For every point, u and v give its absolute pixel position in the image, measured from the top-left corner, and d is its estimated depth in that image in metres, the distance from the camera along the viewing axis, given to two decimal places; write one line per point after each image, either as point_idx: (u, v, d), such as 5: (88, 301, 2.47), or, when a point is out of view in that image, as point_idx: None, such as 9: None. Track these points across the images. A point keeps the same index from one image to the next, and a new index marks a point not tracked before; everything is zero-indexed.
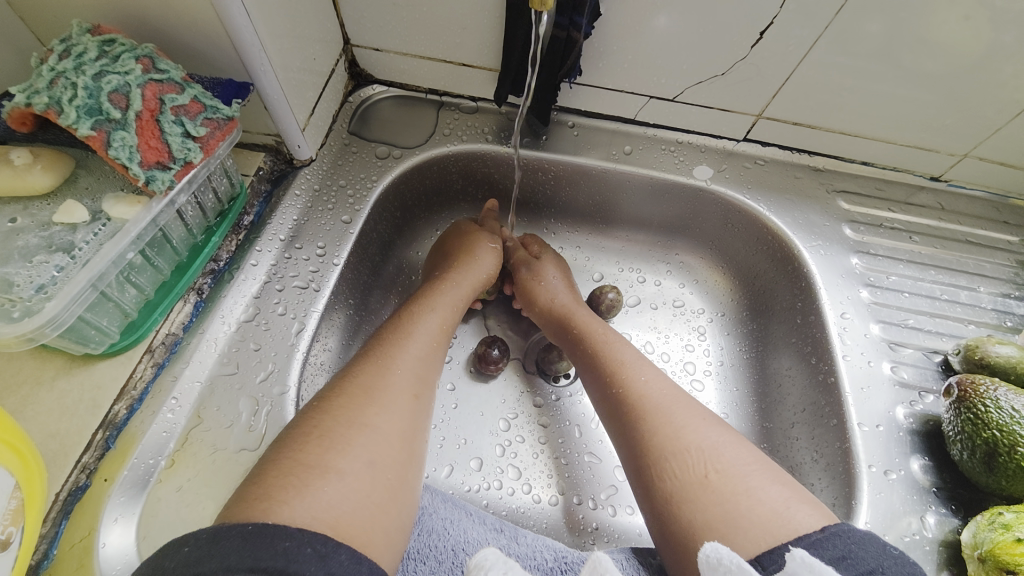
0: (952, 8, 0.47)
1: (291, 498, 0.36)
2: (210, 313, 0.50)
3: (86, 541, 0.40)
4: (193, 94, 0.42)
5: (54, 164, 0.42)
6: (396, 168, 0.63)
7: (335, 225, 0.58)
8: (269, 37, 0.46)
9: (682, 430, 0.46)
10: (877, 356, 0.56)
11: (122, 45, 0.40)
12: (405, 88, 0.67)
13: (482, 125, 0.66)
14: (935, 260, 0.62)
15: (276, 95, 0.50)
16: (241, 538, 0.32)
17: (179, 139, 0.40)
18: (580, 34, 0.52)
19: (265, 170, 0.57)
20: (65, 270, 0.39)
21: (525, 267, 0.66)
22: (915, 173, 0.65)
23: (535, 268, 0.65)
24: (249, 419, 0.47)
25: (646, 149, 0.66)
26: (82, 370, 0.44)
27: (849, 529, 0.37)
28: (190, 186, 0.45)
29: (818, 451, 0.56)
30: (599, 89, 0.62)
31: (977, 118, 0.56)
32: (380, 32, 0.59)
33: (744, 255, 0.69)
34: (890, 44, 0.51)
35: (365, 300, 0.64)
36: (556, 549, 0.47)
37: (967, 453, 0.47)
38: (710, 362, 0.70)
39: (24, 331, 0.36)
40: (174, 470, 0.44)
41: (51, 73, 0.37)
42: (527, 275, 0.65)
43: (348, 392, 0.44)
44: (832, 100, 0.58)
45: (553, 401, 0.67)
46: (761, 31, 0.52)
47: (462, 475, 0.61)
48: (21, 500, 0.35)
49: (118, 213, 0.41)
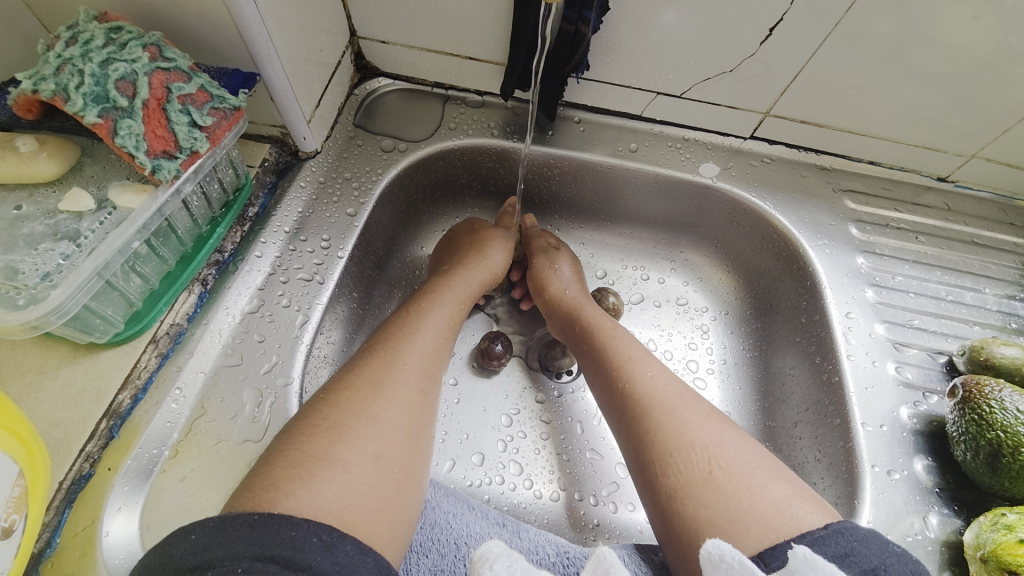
0: (962, 7, 0.46)
1: (296, 489, 0.36)
2: (215, 304, 0.50)
3: (89, 530, 0.40)
4: (201, 83, 0.41)
5: (60, 151, 0.42)
6: (401, 161, 0.63)
7: (340, 217, 0.58)
8: (276, 27, 0.46)
9: (686, 427, 0.46)
10: (882, 356, 0.56)
11: (128, 33, 0.40)
12: (411, 81, 0.66)
13: (488, 120, 0.66)
14: (940, 261, 0.62)
15: (282, 86, 0.50)
16: (247, 526, 0.32)
17: (186, 128, 0.40)
18: (589, 28, 0.52)
19: (270, 162, 0.57)
20: (71, 258, 0.39)
21: (542, 254, 0.66)
22: (922, 173, 0.65)
23: (552, 256, 0.66)
24: (253, 410, 0.47)
25: (653, 146, 0.66)
26: (87, 359, 0.44)
27: (852, 527, 0.37)
28: (196, 175, 0.44)
29: (820, 451, 0.56)
30: (605, 84, 0.62)
31: (986, 119, 0.56)
32: (386, 25, 0.59)
33: (748, 253, 0.69)
34: (900, 43, 0.50)
35: (369, 294, 0.64)
36: (558, 544, 0.47)
37: (970, 454, 0.47)
38: (713, 360, 0.70)
39: (29, 318, 0.36)
40: (177, 460, 0.44)
41: (58, 60, 0.37)
42: (544, 263, 0.65)
43: (355, 385, 0.44)
44: (840, 98, 0.57)
45: (555, 397, 0.67)
46: (769, 28, 0.51)
47: (464, 470, 0.61)
48: (25, 488, 0.35)
49: (124, 202, 0.41)
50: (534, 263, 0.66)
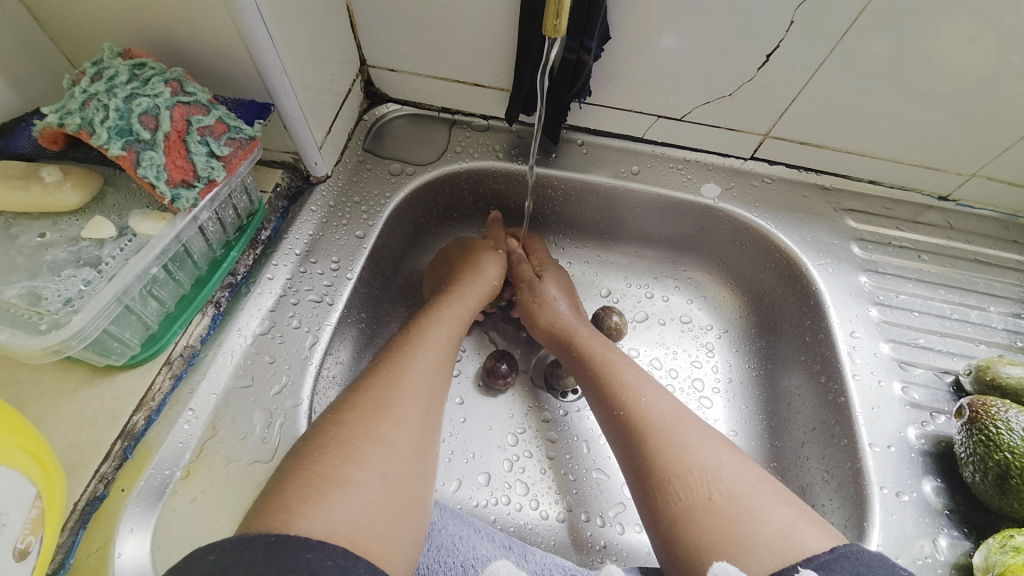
0: (957, 30, 0.47)
1: (309, 510, 0.37)
2: (227, 326, 0.51)
3: (102, 551, 0.40)
4: (218, 115, 0.43)
5: (84, 181, 0.43)
6: (409, 185, 0.64)
7: (349, 240, 0.59)
8: (290, 58, 0.48)
9: (685, 451, 0.46)
10: (888, 375, 0.56)
11: (151, 69, 0.42)
12: (419, 107, 0.68)
13: (494, 143, 0.67)
14: (944, 279, 0.62)
15: (295, 114, 0.52)
16: (264, 549, 0.33)
17: (204, 158, 0.42)
18: (591, 56, 0.53)
19: (282, 187, 0.58)
20: (92, 284, 0.40)
21: (528, 288, 0.66)
22: (924, 192, 0.65)
23: (538, 290, 0.65)
24: (263, 431, 0.48)
25: (654, 167, 0.67)
26: (103, 381, 0.45)
27: (857, 551, 0.37)
28: (211, 203, 0.46)
29: (828, 472, 0.55)
30: (608, 108, 0.63)
31: (986, 138, 0.56)
32: (394, 53, 0.61)
33: (752, 272, 0.69)
34: (898, 65, 0.51)
35: (376, 314, 0.65)
36: (563, 568, 0.48)
37: (978, 476, 0.47)
38: (718, 379, 0.70)
39: (51, 344, 0.37)
40: (188, 481, 0.45)
41: (84, 95, 0.39)
42: (530, 297, 0.65)
43: (361, 406, 0.45)
44: (839, 120, 0.58)
45: (561, 417, 0.67)
46: (768, 54, 0.53)
47: (470, 490, 0.61)
48: (41, 510, 0.36)
49: (143, 229, 0.42)
50: (522, 297, 0.66)
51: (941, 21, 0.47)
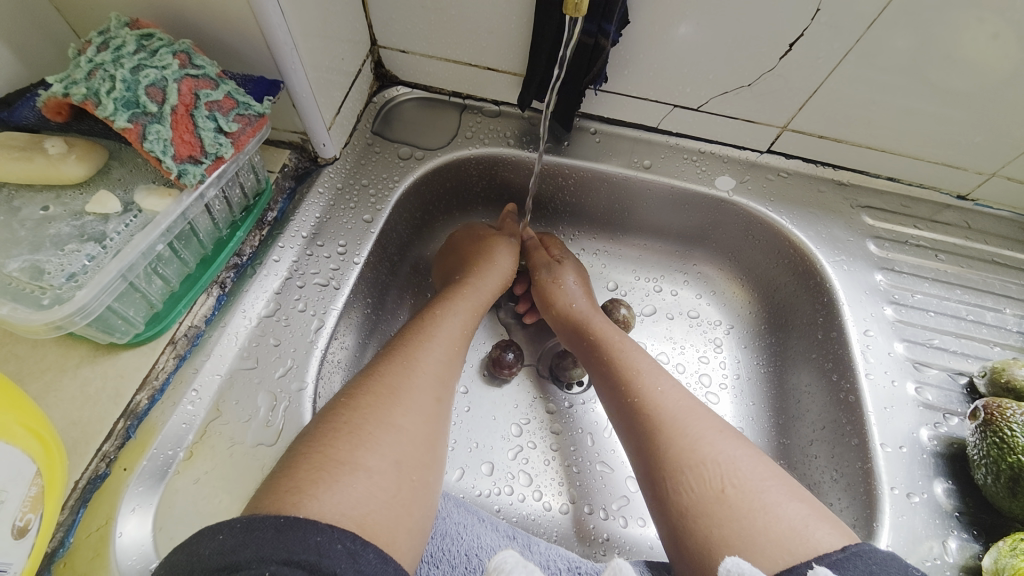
0: (981, 25, 0.46)
1: (320, 492, 0.36)
2: (232, 307, 0.50)
3: (102, 531, 0.40)
4: (227, 90, 0.42)
5: (88, 155, 0.42)
6: (418, 169, 0.63)
7: (356, 223, 0.58)
8: (300, 35, 0.46)
9: (698, 443, 0.45)
10: (902, 375, 0.55)
11: (159, 40, 0.41)
12: (429, 90, 0.67)
13: (504, 129, 0.66)
14: (960, 279, 0.61)
15: (304, 94, 0.50)
16: (274, 529, 0.32)
17: (211, 133, 0.41)
18: (608, 41, 0.52)
19: (289, 167, 0.57)
20: (96, 259, 0.39)
21: (545, 269, 0.65)
22: (943, 190, 0.64)
23: (556, 271, 0.65)
24: (267, 414, 0.48)
25: (668, 158, 0.66)
26: (106, 359, 0.44)
27: (870, 550, 0.36)
28: (219, 180, 0.45)
29: (837, 470, 0.55)
30: (623, 97, 0.62)
31: (1006, 139, 0.55)
32: (406, 34, 0.60)
33: (764, 267, 0.68)
34: (920, 59, 0.50)
35: (382, 300, 0.64)
36: (569, 559, 0.47)
37: (991, 478, 0.47)
38: (726, 375, 0.69)
39: (52, 319, 0.36)
40: (192, 462, 0.44)
41: (89, 65, 0.38)
42: (547, 278, 0.65)
43: (375, 391, 0.44)
44: (858, 115, 0.57)
45: (566, 409, 0.66)
46: (789, 44, 0.52)
47: (473, 479, 0.60)
48: (42, 487, 0.35)
49: (150, 205, 0.42)
50: (538, 279, 0.65)
51: (968, 15, 0.46)
